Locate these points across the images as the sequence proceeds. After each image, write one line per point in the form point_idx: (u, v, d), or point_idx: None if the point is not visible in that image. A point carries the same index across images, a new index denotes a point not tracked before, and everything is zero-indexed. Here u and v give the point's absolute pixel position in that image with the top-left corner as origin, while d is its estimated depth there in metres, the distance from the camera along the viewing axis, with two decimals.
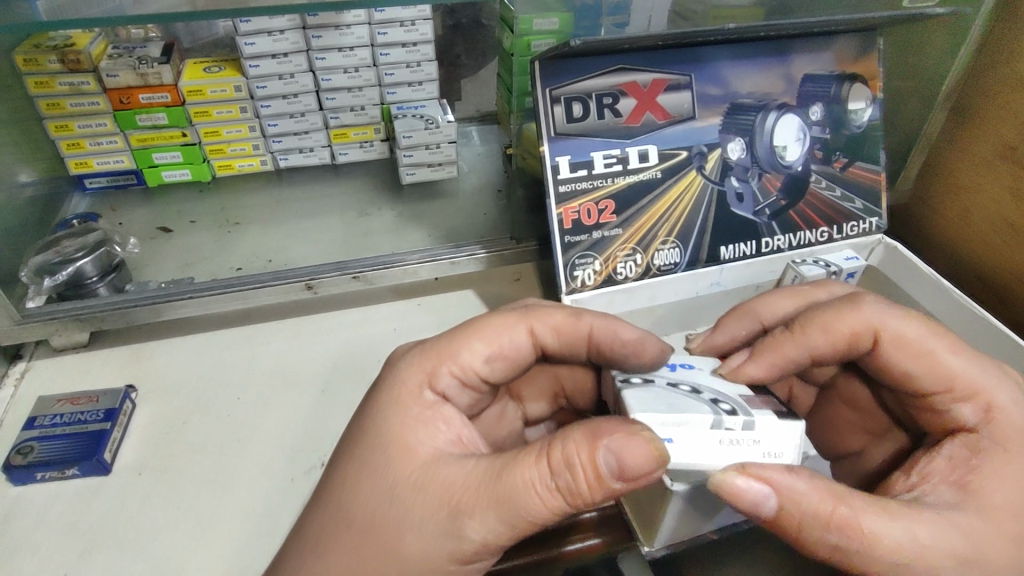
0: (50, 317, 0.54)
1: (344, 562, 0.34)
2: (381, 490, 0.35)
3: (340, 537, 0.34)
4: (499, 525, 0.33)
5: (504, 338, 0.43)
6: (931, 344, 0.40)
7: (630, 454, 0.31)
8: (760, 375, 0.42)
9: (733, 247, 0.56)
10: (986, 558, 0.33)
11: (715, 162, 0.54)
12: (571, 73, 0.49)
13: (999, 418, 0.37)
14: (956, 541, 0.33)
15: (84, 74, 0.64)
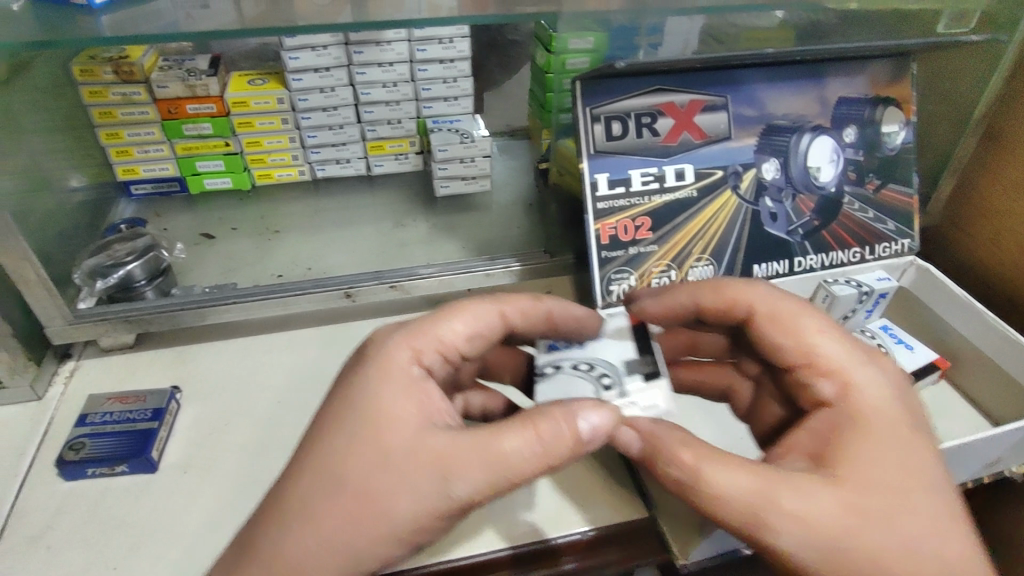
0: (100, 319, 0.56)
1: (334, 526, 0.34)
2: (371, 458, 0.35)
3: (329, 504, 0.35)
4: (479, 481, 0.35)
5: (480, 318, 0.45)
6: (801, 323, 0.43)
7: (601, 416, 0.37)
8: (653, 311, 0.49)
9: (767, 265, 0.57)
10: (816, 513, 0.34)
11: (750, 181, 0.55)
12: (611, 93, 0.51)
13: (854, 395, 0.39)
14: (781, 488, 0.34)
15: (135, 85, 0.67)
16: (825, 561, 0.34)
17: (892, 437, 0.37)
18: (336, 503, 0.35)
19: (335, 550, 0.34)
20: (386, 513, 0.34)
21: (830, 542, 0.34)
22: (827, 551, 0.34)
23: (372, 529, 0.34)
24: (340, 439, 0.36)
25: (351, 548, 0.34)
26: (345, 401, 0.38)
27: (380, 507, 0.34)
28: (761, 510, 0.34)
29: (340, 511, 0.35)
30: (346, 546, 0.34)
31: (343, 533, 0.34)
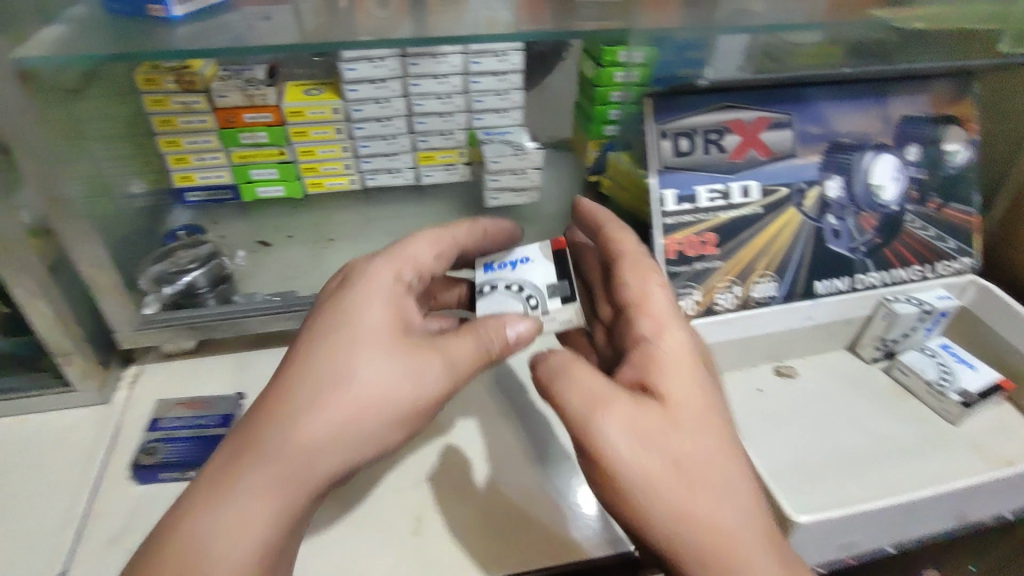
0: (165, 325, 0.57)
1: (331, 415, 0.37)
2: (370, 357, 0.39)
3: (330, 397, 0.37)
4: (450, 373, 0.41)
5: (444, 242, 0.49)
6: (649, 268, 0.46)
7: (532, 329, 0.45)
8: (587, 209, 0.53)
9: (829, 282, 0.57)
10: (637, 421, 0.37)
11: (814, 199, 0.55)
12: (680, 109, 0.51)
13: (669, 333, 0.42)
14: (607, 393, 0.38)
15: (196, 94, 0.68)
16: (636, 464, 0.36)
17: (697, 373, 0.40)
18: (335, 391, 0.38)
19: (336, 435, 0.37)
20: (378, 399, 0.38)
21: (640, 443, 0.36)
22: (637, 454, 0.36)
23: (367, 419, 0.38)
24: (336, 334, 0.40)
25: (345, 436, 0.38)
26: (331, 308, 0.41)
27: (370, 392, 0.38)
28: (585, 412, 0.37)
29: (339, 398, 0.38)
30: (341, 435, 0.37)
31: (343, 417, 0.38)
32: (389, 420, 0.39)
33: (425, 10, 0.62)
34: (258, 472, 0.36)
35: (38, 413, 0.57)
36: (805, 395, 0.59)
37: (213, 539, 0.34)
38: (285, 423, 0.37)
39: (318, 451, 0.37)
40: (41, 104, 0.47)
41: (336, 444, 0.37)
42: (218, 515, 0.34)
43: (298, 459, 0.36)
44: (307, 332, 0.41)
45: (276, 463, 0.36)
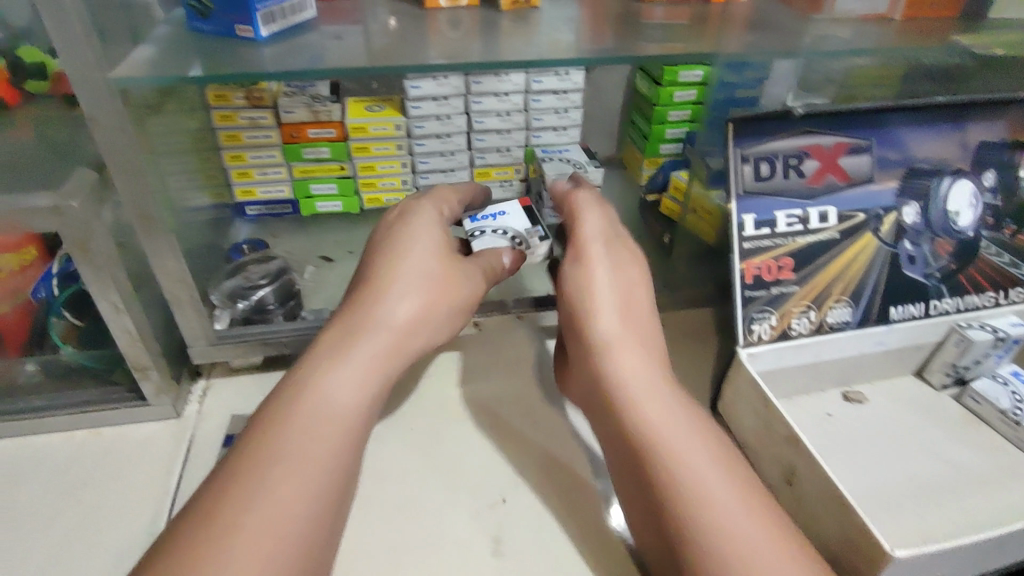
0: (239, 340, 0.58)
1: (424, 296, 0.47)
2: (437, 261, 0.49)
3: (421, 284, 0.47)
4: (468, 295, 0.52)
5: (462, 190, 0.60)
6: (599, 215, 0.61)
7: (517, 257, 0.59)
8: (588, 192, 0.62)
9: (903, 307, 0.56)
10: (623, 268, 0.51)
11: (891, 225, 0.55)
12: (763, 133, 0.51)
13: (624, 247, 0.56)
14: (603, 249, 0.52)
15: (264, 110, 0.69)
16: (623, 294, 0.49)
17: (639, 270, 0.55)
18: (419, 293, 0.47)
19: (416, 323, 0.46)
20: (440, 303, 0.48)
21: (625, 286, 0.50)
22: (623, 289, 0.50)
23: (440, 304, 0.48)
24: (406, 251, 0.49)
25: (427, 317, 0.47)
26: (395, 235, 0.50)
27: (441, 286, 0.48)
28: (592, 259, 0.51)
29: (419, 297, 0.47)
30: (426, 315, 0.47)
31: (419, 311, 0.47)
32: (437, 319, 0.49)
33: (495, 30, 0.63)
34: (370, 343, 0.43)
35: (112, 426, 0.57)
36: (874, 421, 0.59)
37: (337, 396, 0.39)
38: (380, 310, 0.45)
39: (410, 330, 0.45)
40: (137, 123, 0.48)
41: (413, 331, 0.46)
42: (332, 373, 0.40)
43: (397, 336, 0.44)
44: (374, 254, 0.49)
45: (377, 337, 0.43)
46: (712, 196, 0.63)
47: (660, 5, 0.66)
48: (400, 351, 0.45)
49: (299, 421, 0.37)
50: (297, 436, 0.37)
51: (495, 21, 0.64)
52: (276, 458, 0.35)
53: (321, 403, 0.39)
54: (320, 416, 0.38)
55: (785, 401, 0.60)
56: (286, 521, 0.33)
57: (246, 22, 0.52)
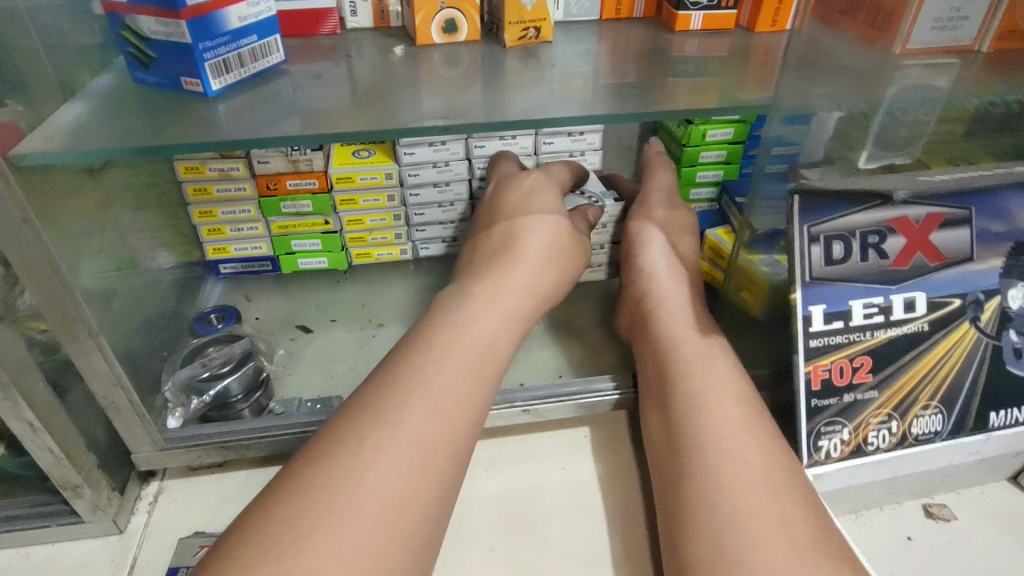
0: (193, 444, 0.49)
1: (534, 267, 0.51)
2: (551, 235, 0.54)
3: (531, 248, 0.52)
4: (577, 261, 0.57)
5: None
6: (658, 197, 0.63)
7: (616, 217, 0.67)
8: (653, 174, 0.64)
9: (1005, 412, 0.45)
10: (667, 250, 0.56)
11: (994, 312, 0.44)
12: (836, 206, 0.41)
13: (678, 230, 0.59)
14: (657, 236, 0.56)
15: (235, 160, 0.58)
16: (664, 274, 0.54)
17: (687, 252, 0.58)
18: (545, 271, 0.52)
19: (545, 295, 0.51)
20: (557, 277, 0.53)
21: (673, 268, 0.54)
22: (660, 269, 0.54)
23: (557, 267, 0.53)
24: (525, 224, 0.54)
25: (545, 294, 0.51)
26: (516, 212, 0.55)
27: (546, 253, 0.53)
28: (638, 239, 0.57)
29: (543, 274, 0.51)
30: (545, 291, 0.51)
31: (541, 281, 0.51)
32: (557, 284, 0.54)
33: (499, 70, 0.53)
34: (510, 303, 0.47)
35: (42, 545, 0.48)
36: (965, 549, 0.47)
37: (452, 378, 0.40)
38: (520, 278, 0.49)
39: (529, 301, 0.49)
40: (38, 204, 0.40)
41: (539, 303, 0.50)
42: (471, 324, 0.43)
43: (516, 299, 0.47)
44: (506, 228, 0.54)
45: (510, 298, 0.47)
46: (760, 264, 0.52)
47: (693, 37, 0.57)
48: (527, 309, 0.49)
49: (434, 375, 0.39)
50: (426, 385, 0.38)
51: (499, 57, 0.55)
52: (399, 402, 0.37)
53: (460, 353, 0.41)
54: (435, 398, 0.38)
55: (854, 518, 0.49)
56: (376, 501, 0.33)
57: (193, 74, 0.43)
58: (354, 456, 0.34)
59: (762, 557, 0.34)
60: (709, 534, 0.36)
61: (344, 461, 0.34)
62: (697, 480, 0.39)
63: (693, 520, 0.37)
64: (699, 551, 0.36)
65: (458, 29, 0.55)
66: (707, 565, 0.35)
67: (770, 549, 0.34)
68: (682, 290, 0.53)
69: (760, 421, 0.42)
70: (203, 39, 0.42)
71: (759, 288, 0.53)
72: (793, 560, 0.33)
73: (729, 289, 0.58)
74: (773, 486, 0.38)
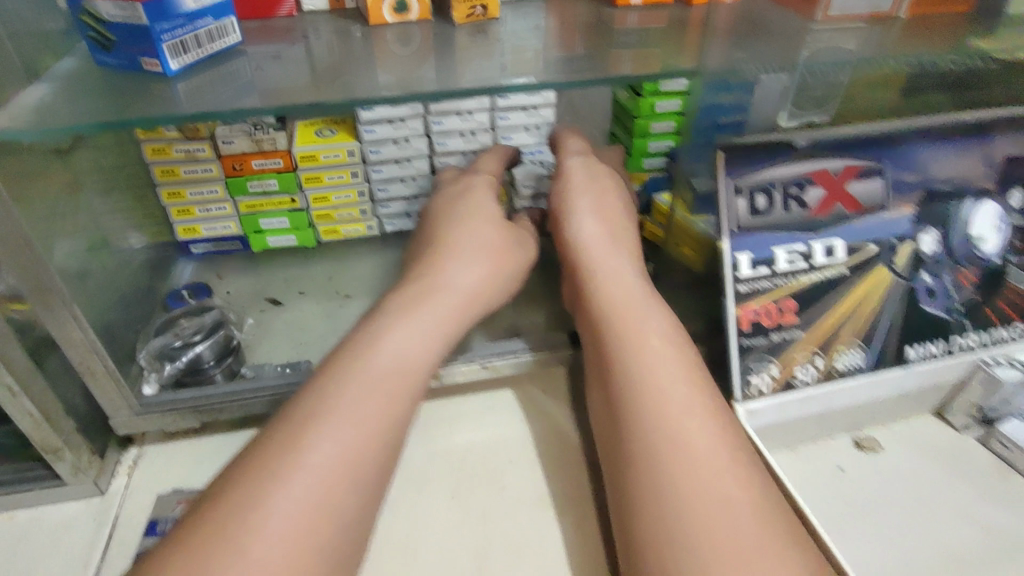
0: (168, 407, 0.51)
1: (463, 264, 0.50)
2: (482, 231, 0.53)
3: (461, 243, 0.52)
4: (520, 261, 0.56)
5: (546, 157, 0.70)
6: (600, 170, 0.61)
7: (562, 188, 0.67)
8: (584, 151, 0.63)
9: (921, 347, 0.49)
10: (607, 231, 0.55)
11: (907, 256, 0.48)
12: (755, 162, 0.45)
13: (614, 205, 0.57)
14: (593, 220, 0.55)
15: (200, 141, 0.61)
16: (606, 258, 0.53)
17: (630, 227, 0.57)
18: (476, 264, 0.51)
19: (482, 291, 0.50)
20: (498, 271, 0.52)
21: (611, 250, 0.53)
22: (598, 251, 0.53)
23: (497, 258, 0.53)
24: (464, 226, 0.53)
25: (487, 290, 0.51)
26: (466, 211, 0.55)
27: (482, 251, 0.52)
28: (573, 222, 0.56)
29: (474, 265, 0.51)
30: (484, 285, 0.51)
31: (475, 279, 0.50)
32: (505, 285, 0.54)
33: (450, 47, 0.56)
34: (435, 314, 0.46)
35: (26, 509, 0.51)
36: (893, 475, 0.51)
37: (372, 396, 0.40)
38: (445, 278, 0.49)
39: (462, 300, 0.49)
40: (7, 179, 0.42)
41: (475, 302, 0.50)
42: (385, 343, 0.43)
43: (443, 302, 0.47)
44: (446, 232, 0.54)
45: (440, 304, 0.47)
46: (699, 221, 0.56)
47: (634, 11, 0.60)
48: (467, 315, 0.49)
49: (348, 398, 0.39)
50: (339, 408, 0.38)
51: (450, 35, 0.57)
52: (305, 436, 0.37)
53: (377, 375, 0.41)
54: (350, 419, 0.38)
55: (788, 453, 0.52)
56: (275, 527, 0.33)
57: (151, 54, 0.46)
58: (263, 481, 0.34)
59: (704, 540, 0.35)
60: (660, 519, 0.36)
61: (242, 515, 0.33)
62: (640, 462, 0.39)
63: (641, 502, 0.38)
64: (649, 534, 0.36)
65: (409, 9, 0.58)
66: (656, 549, 0.36)
67: (713, 530, 0.35)
68: (624, 264, 0.52)
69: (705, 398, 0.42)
70: (159, 21, 0.44)
71: (698, 244, 0.56)
72: (735, 545, 0.34)
73: (671, 248, 0.61)
74: (711, 461, 0.38)
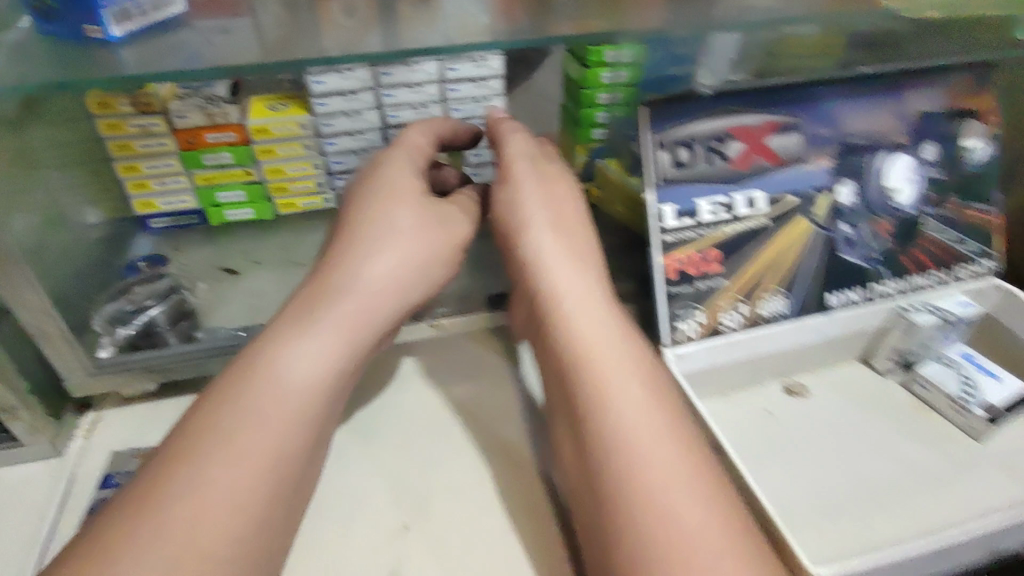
0: (122, 368, 0.54)
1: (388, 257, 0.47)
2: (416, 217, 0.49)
3: (393, 226, 0.48)
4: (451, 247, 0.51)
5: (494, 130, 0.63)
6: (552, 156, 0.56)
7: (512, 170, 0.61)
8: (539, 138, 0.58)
9: (841, 294, 0.52)
10: (560, 226, 0.50)
11: (826, 207, 0.51)
12: (678, 117, 0.47)
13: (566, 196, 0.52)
14: (548, 214, 0.50)
15: (153, 116, 0.62)
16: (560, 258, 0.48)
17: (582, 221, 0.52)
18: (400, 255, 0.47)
19: (401, 286, 0.47)
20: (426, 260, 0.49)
21: (565, 249, 0.49)
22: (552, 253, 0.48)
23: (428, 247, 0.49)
24: (383, 210, 0.49)
25: (407, 285, 0.47)
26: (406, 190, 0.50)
27: (412, 239, 0.48)
28: (530, 217, 0.50)
29: (399, 256, 0.47)
30: (404, 279, 0.47)
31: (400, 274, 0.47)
32: (431, 277, 0.50)
33: (393, 15, 0.57)
34: (350, 316, 0.43)
35: None
36: (823, 418, 0.53)
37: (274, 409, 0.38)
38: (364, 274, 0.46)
39: (380, 300, 0.46)
40: None
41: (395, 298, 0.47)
42: (282, 364, 0.40)
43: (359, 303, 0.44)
44: (380, 212, 0.49)
45: (354, 305, 0.44)
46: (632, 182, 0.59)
47: None
48: (376, 316, 0.45)
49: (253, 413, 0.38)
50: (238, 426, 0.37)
51: (393, 4, 0.59)
52: (205, 455, 0.35)
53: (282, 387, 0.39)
54: (250, 435, 0.37)
55: (721, 400, 0.54)
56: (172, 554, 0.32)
57: (93, 22, 0.47)
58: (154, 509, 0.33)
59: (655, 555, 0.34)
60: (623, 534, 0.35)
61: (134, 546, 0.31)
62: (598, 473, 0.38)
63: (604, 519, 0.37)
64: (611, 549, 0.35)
65: None
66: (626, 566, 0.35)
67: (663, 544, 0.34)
68: (584, 262, 0.48)
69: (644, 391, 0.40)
70: None
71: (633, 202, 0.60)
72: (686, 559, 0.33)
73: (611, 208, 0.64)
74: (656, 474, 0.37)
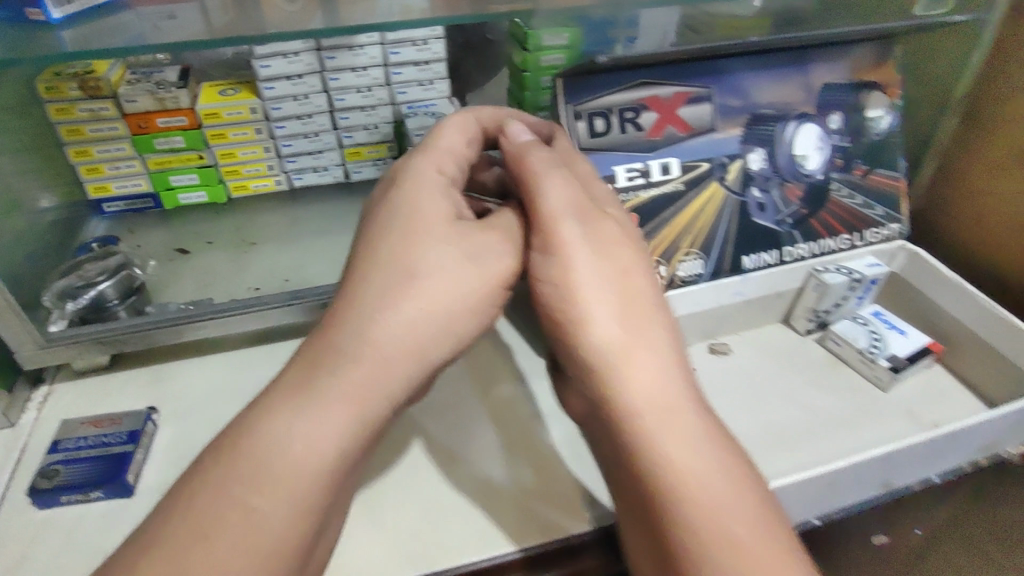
0: (72, 341, 0.55)
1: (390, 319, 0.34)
2: (422, 264, 0.36)
3: (399, 268, 0.36)
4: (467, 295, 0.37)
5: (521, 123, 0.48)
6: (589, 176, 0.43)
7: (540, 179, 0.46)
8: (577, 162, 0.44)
9: (756, 256, 0.56)
10: (596, 274, 0.36)
11: (736, 173, 0.54)
12: (594, 89, 0.50)
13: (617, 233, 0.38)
14: (592, 265, 0.36)
15: (103, 100, 0.64)
16: (607, 323, 0.35)
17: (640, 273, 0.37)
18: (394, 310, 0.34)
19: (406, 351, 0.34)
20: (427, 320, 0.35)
21: (613, 308, 0.35)
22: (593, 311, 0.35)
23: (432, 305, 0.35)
24: (408, 252, 0.36)
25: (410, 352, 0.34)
26: (410, 214, 0.38)
27: (434, 289, 0.36)
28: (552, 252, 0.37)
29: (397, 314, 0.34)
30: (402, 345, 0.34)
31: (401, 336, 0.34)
32: (456, 334, 0.38)
33: None
34: (348, 390, 0.32)
35: None
36: (739, 372, 0.57)
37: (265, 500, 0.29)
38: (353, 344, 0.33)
39: (385, 368, 0.34)
40: None
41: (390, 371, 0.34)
42: (283, 442, 0.30)
43: (359, 373, 0.33)
44: (386, 250, 0.37)
45: (356, 381, 0.32)
46: None
47: None
48: (401, 381, 0.34)
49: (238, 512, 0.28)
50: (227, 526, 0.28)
51: None
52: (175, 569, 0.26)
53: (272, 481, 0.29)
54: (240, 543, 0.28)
55: None
56: None
57: (33, 4, 0.50)
58: None
59: None
60: None
61: None
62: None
63: None
64: None
65: None
66: None
67: None
68: (651, 332, 0.35)
69: (739, 533, 0.30)
70: None
71: None
72: None
73: None
74: None
